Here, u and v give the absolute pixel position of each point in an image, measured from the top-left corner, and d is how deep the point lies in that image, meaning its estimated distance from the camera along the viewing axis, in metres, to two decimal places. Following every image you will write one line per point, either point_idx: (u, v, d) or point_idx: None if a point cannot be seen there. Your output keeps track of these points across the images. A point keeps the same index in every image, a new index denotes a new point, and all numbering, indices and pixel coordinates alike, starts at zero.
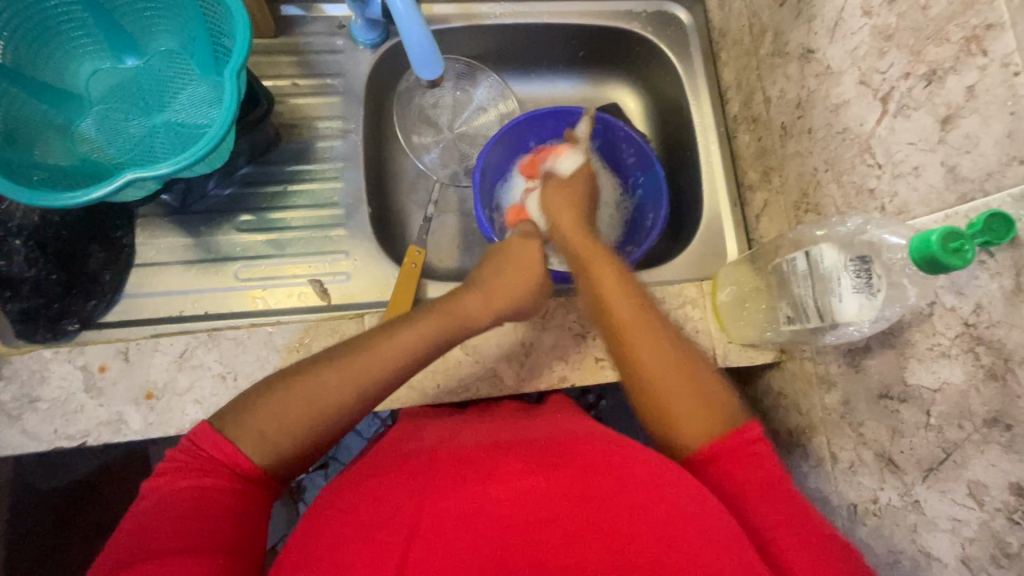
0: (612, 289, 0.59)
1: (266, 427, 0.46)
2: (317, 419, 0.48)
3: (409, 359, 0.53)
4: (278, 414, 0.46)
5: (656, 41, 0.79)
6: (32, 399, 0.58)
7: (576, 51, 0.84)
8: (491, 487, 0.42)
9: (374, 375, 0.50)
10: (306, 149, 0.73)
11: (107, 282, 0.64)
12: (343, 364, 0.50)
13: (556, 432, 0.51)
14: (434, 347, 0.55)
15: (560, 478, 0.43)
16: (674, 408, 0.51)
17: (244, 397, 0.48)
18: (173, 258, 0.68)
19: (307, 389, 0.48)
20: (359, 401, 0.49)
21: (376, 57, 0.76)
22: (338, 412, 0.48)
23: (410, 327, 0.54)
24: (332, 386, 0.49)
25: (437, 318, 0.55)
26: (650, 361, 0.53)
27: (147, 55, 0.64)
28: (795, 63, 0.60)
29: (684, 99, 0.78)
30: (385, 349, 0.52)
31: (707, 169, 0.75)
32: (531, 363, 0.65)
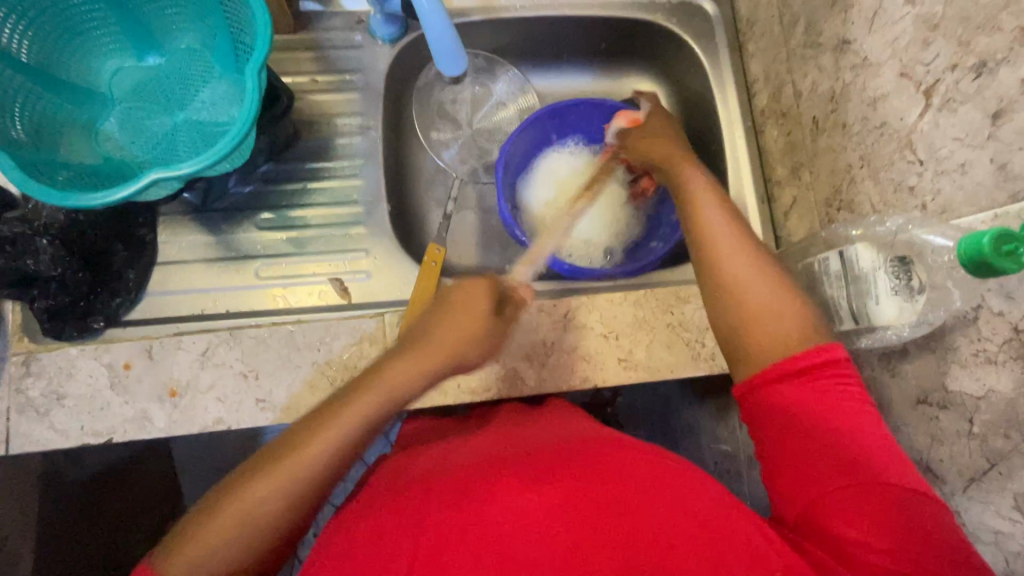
0: (711, 216, 0.53)
1: (198, 557, 0.44)
2: (246, 536, 0.44)
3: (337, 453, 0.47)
4: (206, 540, 0.44)
5: (680, 33, 0.77)
6: (59, 396, 0.59)
7: (597, 44, 0.82)
8: (483, 512, 0.41)
9: (297, 478, 0.46)
10: (325, 146, 0.73)
11: (132, 280, 0.65)
12: (262, 473, 0.46)
13: (552, 438, 0.51)
14: (367, 431, 0.48)
15: (553, 493, 0.42)
16: (759, 326, 0.48)
17: (185, 521, 0.46)
18: (195, 256, 0.68)
19: (230, 507, 0.45)
20: (287, 509, 0.45)
21: (395, 52, 0.75)
22: (267, 524, 0.45)
23: (331, 413, 0.48)
24: (257, 498, 0.45)
25: (360, 403, 0.48)
26: (738, 268, 0.50)
27: (168, 52, 0.64)
28: (829, 55, 0.58)
29: (709, 93, 0.76)
30: (303, 449, 0.46)
31: (733, 165, 0.73)
32: (552, 363, 0.64)
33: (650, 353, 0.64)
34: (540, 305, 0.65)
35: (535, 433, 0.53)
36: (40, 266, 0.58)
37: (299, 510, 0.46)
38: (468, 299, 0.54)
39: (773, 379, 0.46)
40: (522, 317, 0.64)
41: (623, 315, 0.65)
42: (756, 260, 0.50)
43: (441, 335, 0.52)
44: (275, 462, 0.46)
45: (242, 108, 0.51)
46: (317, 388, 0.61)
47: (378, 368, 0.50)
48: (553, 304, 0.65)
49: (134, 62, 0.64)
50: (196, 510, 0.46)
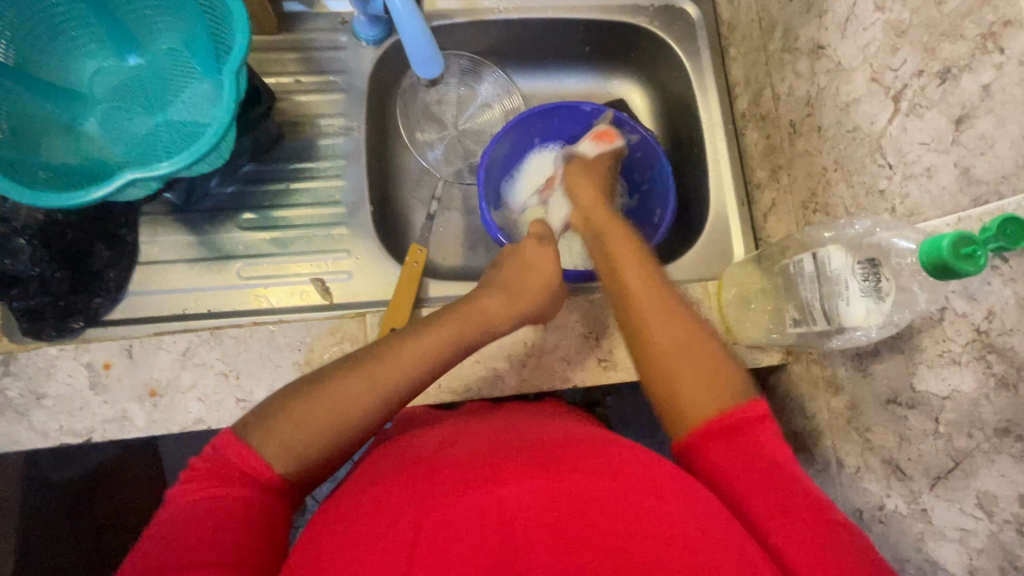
0: (633, 274, 0.57)
1: (297, 438, 0.45)
2: (345, 426, 0.46)
3: (439, 360, 0.52)
4: (302, 420, 0.45)
5: (663, 36, 0.78)
6: (39, 395, 0.59)
7: (581, 46, 0.82)
8: (489, 492, 0.41)
9: (400, 377, 0.49)
10: (308, 146, 0.73)
11: (112, 280, 0.65)
12: (366, 370, 0.48)
13: (563, 433, 0.50)
14: (455, 353, 0.54)
15: (557, 481, 0.41)
16: (684, 388, 0.48)
17: (262, 407, 0.46)
18: (177, 256, 0.68)
19: (330, 394, 0.46)
20: (390, 402, 0.49)
21: (379, 54, 0.75)
22: (360, 419, 0.47)
23: (437, 328, 0.54)
24: (357, 393, 0.47)
25: (457, 325, 0.55)
26: (663, 338, 0.51)
27: (149, 54, 0.64)
28: (805, 60, 0.58)
29: (691, 96, 0.77)
30: (410, 347, 0.51)
31: (714, 167, 0.74)
32: (533, 364, 0.64)
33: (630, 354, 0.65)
34: None
35: (542, 427, 0.52)
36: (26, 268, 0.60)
37: (396, 407, 0.49)
38: (542, 263, 0.65)
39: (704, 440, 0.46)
40: None
41: (604, 316, 0.66)
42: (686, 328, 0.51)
43: (522, 286, 0.62)
44: (384, 357, 0.50)
45: (220, 108, 0.51)
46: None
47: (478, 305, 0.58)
48: None
49: (114, 63, 0.64)
50: (283, 397, 0.47)
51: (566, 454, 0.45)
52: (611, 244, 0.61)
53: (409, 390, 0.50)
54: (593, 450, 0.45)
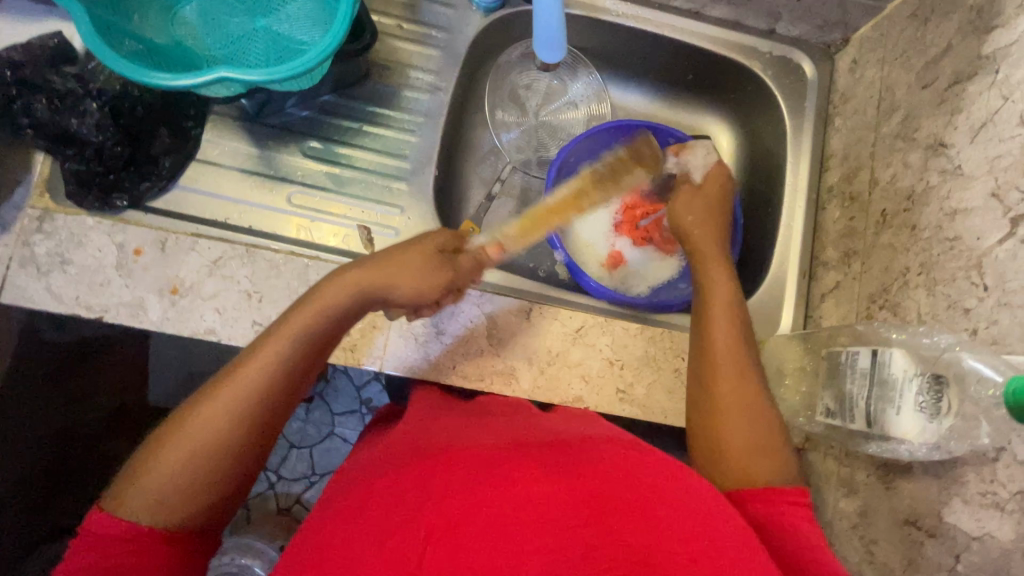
0: (720, 299, 0.58)
1: (152, 486, 0.42)
2: (193, 467, 0.42)
3: (273, 366, 0.45)
4: (159, 473, 0.42)
5: (771, 87, 0.75)
6: (63, 260, 0.58)
7: (685, 74, 0.80)
8: (505, 491, 0.39)
9: (240, 400, 0.44)
10: (391, 93, 0.71)
11: (166, 168, 0.63)
12: (206, 399, 0.44)
13: (569, 436, 0.48)
14: (306, 354, 0.48)
15: (581, 484, 0.39)
16: (739, 419, 0.50)
17: (133, 461, 0.44)
18: (233, 163, 0.67)
19: (178, 436, 0.43)
20: (239, 428, 0.44)
21: (487, 22, 0.73)
22: (209, 454, 0.43)
23: (269, 343, 0.46)
24: (197, 424, 0.43)
25: (293, 323, 0.47)
26: (728, 389, 0.51)
27: None
28: (920, 152, 0.56)
29: (782, 154, 0.75)
30: (235, 378, 0.45)
31: (784, 231, 0.72)
32: (551, 373, 0.62)
33: (649, 393, 0.63)
34: (556, 314, 0.64)
35: (563, 430, 0.50)
36: (85, 131, 0.59)
37: (244, 431, 0.44)
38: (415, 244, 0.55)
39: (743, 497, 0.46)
40: (535, 319, 0.63)
41: (634, 347, 0.64)
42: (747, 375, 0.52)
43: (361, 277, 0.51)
44: (223, 381, 0.45)
45: (327, 34, 0.50)
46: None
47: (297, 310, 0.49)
48: (569, 316, 0.64)
49: None
50: (139, 455, 0.44)
51: (571, 456, 0.43)
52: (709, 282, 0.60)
53: (249, 414, 0.44)
54: (602, 452, 0.43)
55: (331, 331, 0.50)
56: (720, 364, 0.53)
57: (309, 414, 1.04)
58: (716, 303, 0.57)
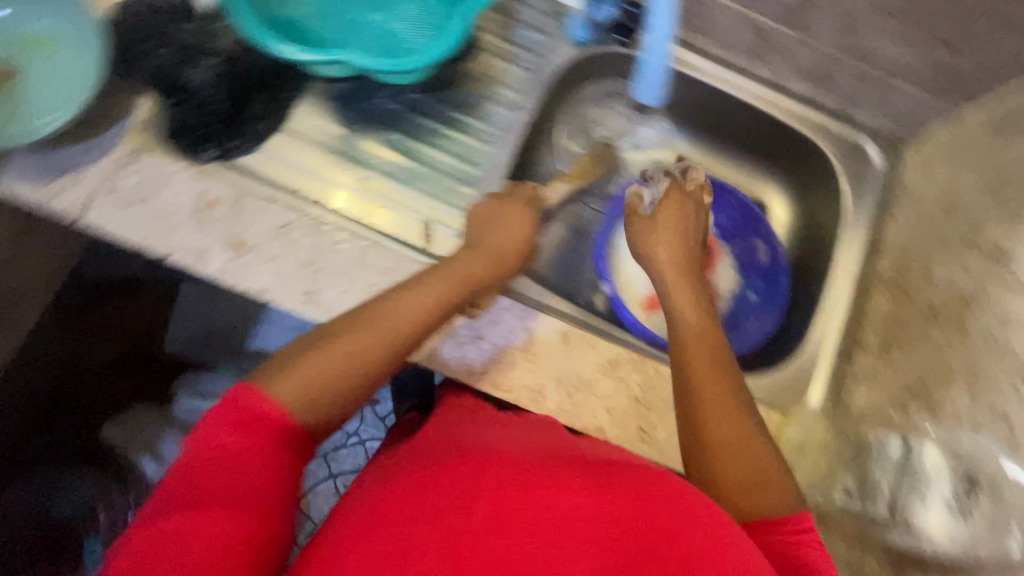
0: (693, 328, 0.57)
1: (308, 378, 0.46)
2: (351, 368, 0.48)
3: (431, 307, 0.53)
4: (314, 369, 0.47)
5: (836, 168, 0.77)
6: (146, 197, 0.62)
7: (753, 140, 0.83)
8: (546, 495, 0.43)
9: (403, 326, 0.51)
10: (475, 102, 0.73)
11: (259, 130, 0.67)
12: (364, 319, 0.50)
13: (602, 453, 0.50)
14: (449, 306, 0.55)
15: (621, 500, 0.42)
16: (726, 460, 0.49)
17: (268, 365, 0.48)
18: (314, 138, 0.70)
19: (343, 341, 0.48)
20: (391, 350, 0.50)
21: (577, 55, 0.75)
22: (367, 364, 0.49)
23: (400, 292, 0.53)
24: (362, 338, 0.49)
25: (450, 276, 0.56)
26: (719, 429, 0.50)
27: None
28: (978, 258, 0.57)
29: (836, 233, 0.76)
30: (401, 301, 0.52)
31: (827, 308, 0.73)
32: (578, 399, 0.63)
33: (670, 439, 0.63)
34: (593, 343, 0.65)
35: (599, 447, 0.52)
36: (198, 82, 0.64)
37: (395, 354, 0.50)
38: (504, 225, 0.64)
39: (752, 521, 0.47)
40: (572, 343, 0.64)
41: (663, 390, 0.64)
42: (729, 406, 0.51)
43: (478, 264, 0.60)
44: (386, 304, 0.51)
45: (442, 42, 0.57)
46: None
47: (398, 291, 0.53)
48: (605, 348, 0.65)
49: None
50: (285, 354, 0.48)
51: (605, 470, 0.46)
52: (676, 305, 0.61)
53: (406, 340, 0.51)
54: (631, 470, 0.46)
55: (467, 293, 0.57)
56: (704, 403, 0.51)
57: None
58: (691, 336, 0.56)
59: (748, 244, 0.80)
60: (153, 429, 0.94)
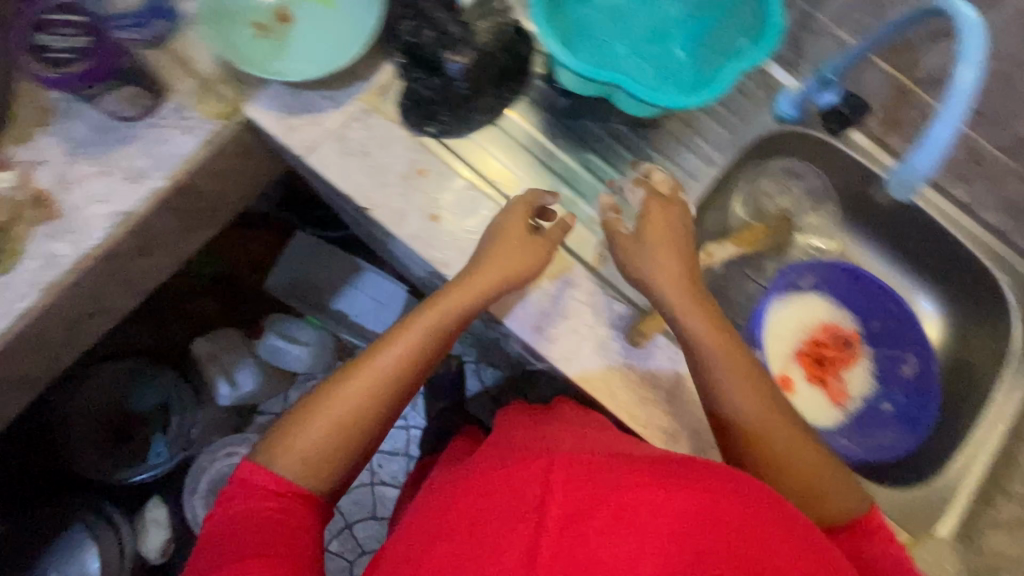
0: (730, 374, 0.55)
1: (305, 445, 0.53)
2: (337, 433, 0.54)
3: (408, 358, 0.57)
4: (312, 437, 0.53)
5: (1012, 307, 0.74)
6: (367, 154, 0.68)
7: (923, 253, 0.81)
8: (609, 493, 0.42)
9: (382, 382, 0.56)
10: (671, 147, 0.75)
11: (474, 120, 0.70)
12: (354, 373, 0.56)
13: (647, 453, 0.49)
14: (431, 353, 0.58)
15: (688, 495, 0.42)
16: (795, 462, 0.53)
17: (275, 429, 0.55)
18: (519, 137, 0.73)
19: (332, 406, 0.54)
20: (378, 402, 0.55)
21: (775, 129, 0.77)
22: (360, 419, 0.55)
23: (344, 383, 0.55)
24: (350, 396, 0.55)
25: (422, 321, 0.58)
26: (786, 448, 0.54)
27: None
28: None
29: (994, 371, 0.75)
30: (375, 361, 0.56)
31: (972, 443, 0.72)
32: (711, 454, 0.64)
33: None
34: None
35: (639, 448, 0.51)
36: (455, 73, 0.66)
37: (383, 404, 0.56)
38: (512, 224, 0.62)
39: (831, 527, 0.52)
40: None
41: None
42: (796, 436, 0.55)
43: (441, 308, 0.59)
44: (366, 361, 0.56)
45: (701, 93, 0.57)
46: (535, 306, 0.65)
47: (463, 279, 0.60)
48: None
49: None
50: (280, 425, 0.55)
51: (656, 469, 0.45)
52: (692, 332, 0.57)
53: (388, 391, 0.56)
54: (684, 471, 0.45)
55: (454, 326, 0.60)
56: (779, 442, 0.54)
57: None
58: (736, 387, 0.55)
59: (894, 354, 0.80)
60: (232, 357, 1.13)
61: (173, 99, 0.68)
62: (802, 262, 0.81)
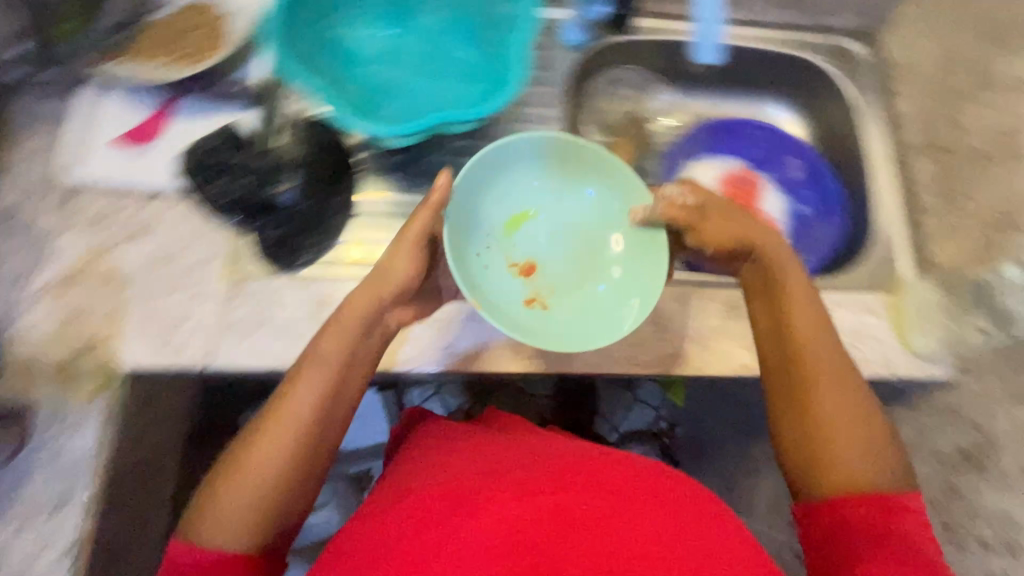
0: (799, 301, 0.57)
1: (229, 512, 0.49)
2: (237, 528, 0.48)
3: (291, 440, 0.51)
4: (231, 500, 0.49)
5: (831, 73, 0.86)
6: (263, 320, 0.64)
7: (750, 74, 0.89)
8: (458, 517, 0.44)
9: (270, 459, 0.50)
10: (511, 129, 0.77)
11: (335, 223, 0.69)
12: (253, 437, 0.51)
13: (536, 461, 0.51)
14: (315, 430, 0.52)
15: (534, 505, 0.44)
16: (824, 409, 0.52)
17: (201, 492, 0.51)
18: (387, 212, 0.73)
19: (242, 481, 0.49)
20: (273, 492, 0.50)
21: (578, 57, 0.81)
22: (251, 521, 0.49)
23: (259, 440, 0.51)
24: (254, 462, 0.50)
25: (283, 414, 0.51)
26: (831, 407, 0.52)
27: (411, 33, 0.72)
28: (1004, 94, 0.64)
29: (854, 127, 0.84)
30: (261, 442, 0.51)
31: (876, 192, 0.81)
32: (717, 348, 0.68)
33: (810, 351, 0.68)
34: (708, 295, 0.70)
35: (534, 452, 0.53)
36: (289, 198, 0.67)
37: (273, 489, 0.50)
38: (343, 308, 0.55)
39: (837, 503, 0.49)
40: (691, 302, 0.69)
41: None
42: (801, 301, 0.57)
43: (304, 390, 0.52)
44: (257, 433, 0.51)
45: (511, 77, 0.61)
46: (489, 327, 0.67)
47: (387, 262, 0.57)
48: (719, 294, 0.70)
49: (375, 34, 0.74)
50: (200, 494, 0.51)
51: (541, 480, 0.47)
52: (784, 283, 0.58)
53: (292, 455, 0.51)
54: (564, 478, 0.47)
55: (312, 423, 0.52)
56: (795, 317, 0.56)
57: None
58: (792, 310, 0.57)
59: (781, 161, 0.88)
60: None
61: (42, 408, 0.59)
62: (676, 142, 0.89)
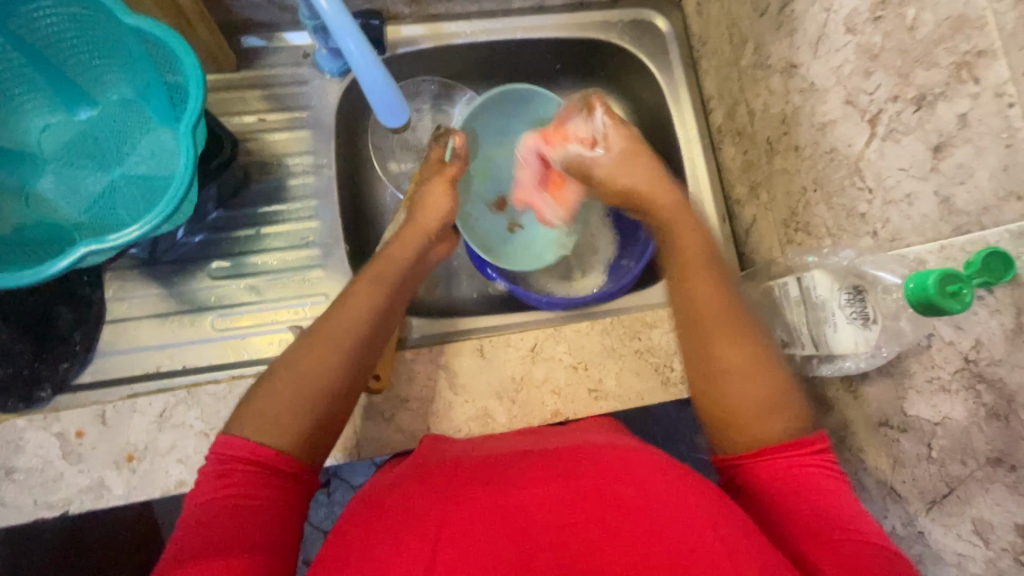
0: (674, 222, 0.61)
1: (264, 415, 0.44)
2: (296, 400, 0.45)
3: (354, 339, 0.49)
4: (276, 399, 0.45)
5: (635, 51, 0.75)
6: (8, 470, 0.56)
7: (554, 64, 0.80)
8: (512, 495, 0.43)
9: (316, 384, 0.46)
10: (277, 188, 0.68)
11: (79, 342, 0.61)
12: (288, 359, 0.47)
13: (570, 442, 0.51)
14: (354, 370, 0.49)
15: (585, 482, 0.43)
16: (694, 277, 0.55)
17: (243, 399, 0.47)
18: (148, 311, 0.64)
19: (286, 376, 0.46)
20: (340, 372, 0.47)
21: (344, 86, 0.70)
22: (305, 415, 0.45)
23: (284, 370, 0.47)
24: (277, 391, 0.45)
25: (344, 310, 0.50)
26: (729, 354, 0.50)
27: (102, 105, 0.58)
28: (778, 77, 0.57)
29: (665, 109, 0.75)
30: (313, 341, 0.48)
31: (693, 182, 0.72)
32: (523, 399, 0.63)
33: (620, 383, 0.64)
34: (508, 341, 0.64)
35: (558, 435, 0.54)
36: None
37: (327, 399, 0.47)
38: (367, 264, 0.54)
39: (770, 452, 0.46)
40: (490, 353, 0.64)
41: (591, 345, 0.65)
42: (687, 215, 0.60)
43: (334, 319, 0.50)
44: (289, 356, 0.48)
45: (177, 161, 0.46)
46: None
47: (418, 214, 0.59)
48: (520, 338, 0.64)
49: (64, 117, 0.57)
50: (242, 400, 0.46)
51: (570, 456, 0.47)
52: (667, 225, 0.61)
53: (345, 357, 0.48)
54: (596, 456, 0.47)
55: (369, 328, 0.51)
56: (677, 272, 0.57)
57: (331, 495, 1.04)
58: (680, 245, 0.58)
59: None
60: None
61: None
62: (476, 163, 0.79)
